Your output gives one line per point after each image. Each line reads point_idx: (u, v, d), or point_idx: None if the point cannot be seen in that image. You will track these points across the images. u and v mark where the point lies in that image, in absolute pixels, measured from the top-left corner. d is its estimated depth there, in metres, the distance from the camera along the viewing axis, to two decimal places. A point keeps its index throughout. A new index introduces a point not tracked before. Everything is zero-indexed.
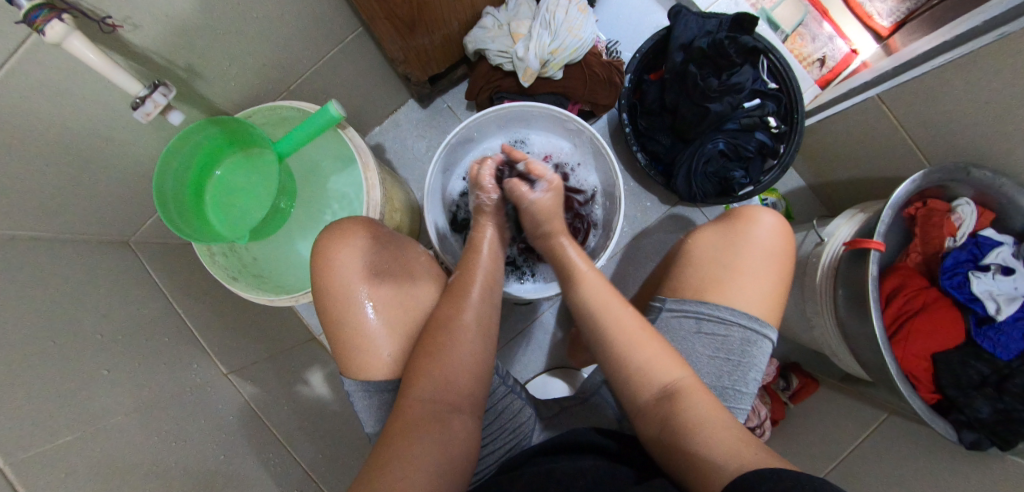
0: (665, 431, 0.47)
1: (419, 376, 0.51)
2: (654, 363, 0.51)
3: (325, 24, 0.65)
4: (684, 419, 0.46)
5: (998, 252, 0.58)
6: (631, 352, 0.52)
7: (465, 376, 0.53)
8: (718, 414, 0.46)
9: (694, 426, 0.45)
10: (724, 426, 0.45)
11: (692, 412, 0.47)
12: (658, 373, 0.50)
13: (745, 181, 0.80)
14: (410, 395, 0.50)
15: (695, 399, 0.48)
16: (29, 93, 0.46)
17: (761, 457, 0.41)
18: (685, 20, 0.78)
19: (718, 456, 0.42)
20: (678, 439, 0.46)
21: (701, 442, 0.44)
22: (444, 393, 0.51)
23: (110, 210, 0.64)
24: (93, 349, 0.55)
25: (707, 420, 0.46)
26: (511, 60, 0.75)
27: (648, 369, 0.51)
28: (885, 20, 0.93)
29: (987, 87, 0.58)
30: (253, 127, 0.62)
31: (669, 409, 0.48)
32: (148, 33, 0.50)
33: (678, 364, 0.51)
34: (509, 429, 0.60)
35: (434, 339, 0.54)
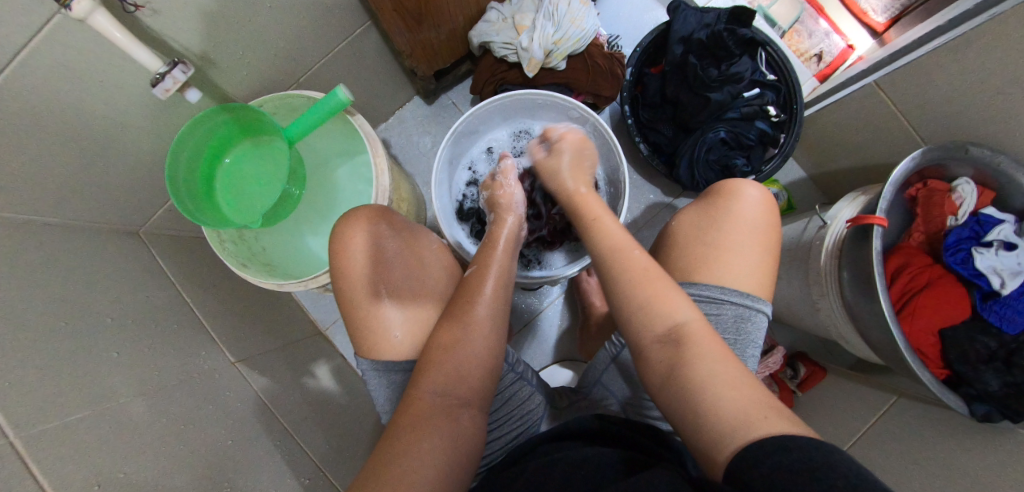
0: (670, 375, 0.45)
1: (429, 368, 0.50)
2: (661, 301, 0.49)
3: (336, 16, 0.67)
4: (690, 364, 0.44)
5: (999, 230, 0.59)
6: (642, 288, 0.50)
7: (476, 370, 0.51)
8: (729, 368, 0.44)
9: (701, 379, 0.43)
10: (733, 382, 0.43)
11: (701, 362, 0.44)
12: (665, 314, 0.48)
13: (746, 170, 0.82)
14: (419, 386, 0.49)
15: (703, 348, 0.45)
16: (50, 73, 0.47)
17: (773, 422, 0.38)
18: (684, 14, 0.80)
19: (730, 417, 0.40)
20: (682, 388, 0.44)
21: (707, 396, 0.42)
22: (453, 386, 0.49)
23: (122, 199, 0.65)
24: (104, 332, 0.55)
25: (714, 370, 0.44)
26: (515, 52, 0.77)
27: (655, 308, 0.49)
28: (880, 16, 0.94)
29: (982, 67, 0.59)
30: (264, 113, 0.63)
31: (675, 353, 0.46)
32: (167, 18, 0.51)
33: (687, 308, 0.48)
34: (517, 415, 0.59)
35: (446, 332, 0.52)
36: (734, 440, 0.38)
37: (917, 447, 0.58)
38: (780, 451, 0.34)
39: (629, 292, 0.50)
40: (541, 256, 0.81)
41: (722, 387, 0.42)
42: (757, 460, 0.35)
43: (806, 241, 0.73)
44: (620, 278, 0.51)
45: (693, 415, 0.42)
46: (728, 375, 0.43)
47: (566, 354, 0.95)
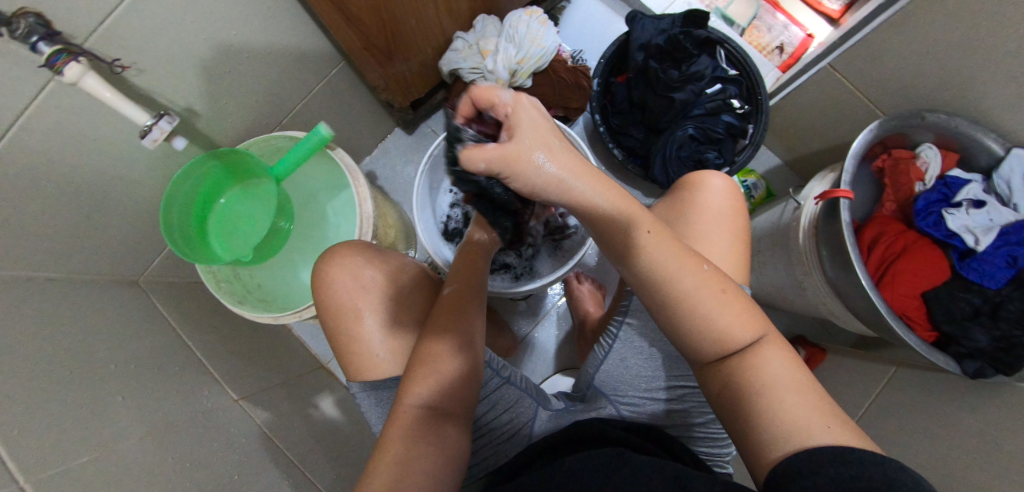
0: (733, 396, 0.42)
1: (409, 381, 0.50)
2: (736, 322, 0.43)
3: (312, 60, 0.72)
4: (758, 385, 0.41)
5: (967, 190, 0.60)
6: (708, 310, 0.44)
7: (453, 381, 0.51)
8: (797, 377, 0.41)
9: (763, 394, 0.41)
10: (801, 391, 0.40)
11: (761, 376, 0.41)
12: (736, 333, 0.43)
13: (719, 162, 0.84)
14: (402, 402, 0.49)
15: (771, 358, 0.43)
16: (46, 136, 0.51)
17: (837, 435, 0.37)
18: (641, 23, 0.83)
19: (789, 425, 0.38)
20: (745, 407, 0.41)
21: (770, 410, 0.40)
22: (438, 399, 0.50)
23: (118, 250, 0.68)
24: (108, 377, 0.57)
25: (785, 384, 0.41)
26: (482, 75, 0.81)
27: (724, 329, 0.43)
28: (834, 3, 0.97)
29: (923, 39, 0.62)
30: (249, 154, 0.67)
31: (743, 375, 0.42)
32: (153, 76, 0.56)
33: (756, 325, 0.44)
34: (505, 419, 0.59)
35: (423, 346, 0.52)
36: (792, 449, 0.37)
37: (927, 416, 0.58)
38: (822, 461, 0.35)
39: (704, 314, 0.44)
40: (531, 265, 0.83)
41: (784, 392, 0.40)
42: (799, 473, 0.35)
43: (785, 224, 0.74)
44: (689, 299, 0.44)
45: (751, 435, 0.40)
46: (793, 378, 0.41)
47: (567, 364, 0.95)
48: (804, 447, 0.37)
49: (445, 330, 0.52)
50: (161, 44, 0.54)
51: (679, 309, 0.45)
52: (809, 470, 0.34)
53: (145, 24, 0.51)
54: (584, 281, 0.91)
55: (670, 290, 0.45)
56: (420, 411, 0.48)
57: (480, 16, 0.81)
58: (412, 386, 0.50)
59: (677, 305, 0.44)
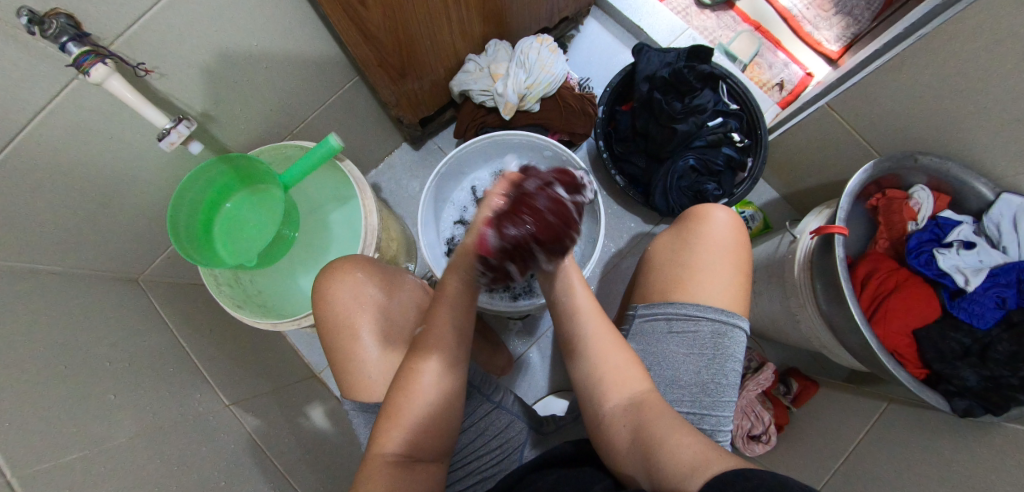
0: (637, 445, 0.45)
1: (388, 419, 0.48)
2: (623, 374, 0.50)
3: (327, 74, 0.74)
4: (652, 425, 0.45)
5: (958, 231, 0.62)
6: (603, 360, 0.51)
7: (425, 425, 0.49)
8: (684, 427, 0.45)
9: (659, 436, 0.44)
10: (687, 435, 0.43)
11: (654, 424, 0.45)
12: (629, 385, 0.50)
13: (718, 193, 0.86)
14: (377, 441, 0.48)
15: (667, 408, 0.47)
16: (64, 132, 0.53)
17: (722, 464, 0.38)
18: (648, 55, 0.86)
19: (681, 465, 0.40)
20: (646, 444, 0.44)
21: (668, 452, 0.42)
22: (413, 441, 0.48)
23: (121, 247, 0.68)
24: (102, 373, 0.57)
25: (675, 429, 0.44)
26: (492, 98, 0.84)
27: (614, 379, 0.50)
28: (833, 45, 1.04)
29: (916, 84, 0.64)
30: (260, 162, 0.69)
31: (639, 418, 0.47)
32: (173, 80, 0.58)
33: (643, 378, 0.51)
34: (495, 446, 0.59)
35: (402, 379, 0.50)
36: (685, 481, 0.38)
37: (918, 455, 0.58)
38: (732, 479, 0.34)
39: (599, 365, 0.52)
40: (530, 285, 0.83)
41: (671, 427, 0.44)
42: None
43: (781, 256, 0.76)
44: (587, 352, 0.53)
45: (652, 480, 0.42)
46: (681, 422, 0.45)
47: (561, 386, 0.95)
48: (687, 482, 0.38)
49: (422, 372, 0.49)
50: (183, 51, 0.56)
51: (585, 359, 0.52)
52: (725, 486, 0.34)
53: (170, 31, 0.53)
54: None
55: (578, 345, 0.53)
56: (392, 456, 0.47)
57: (492, 40, 0.84)
58: (385, 430, 0.48)
59: (583, 361, 0.53)
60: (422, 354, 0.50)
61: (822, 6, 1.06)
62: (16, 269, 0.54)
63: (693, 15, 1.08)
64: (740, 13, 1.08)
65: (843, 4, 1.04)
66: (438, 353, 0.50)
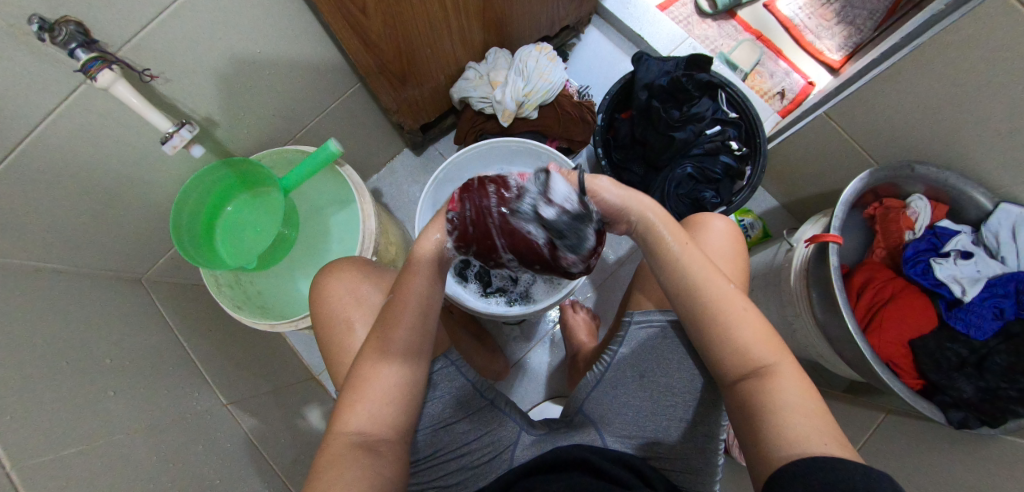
0: (753, 412, 0.46)
1: (350, 404, 0.49)
2: (754, 341, 0.48)
3: (330, 80, 0.76)
4: (770, 400, 0.45)
5: (956, 240, 0.62)
6: (730, 329, 0.49)
7: (387, 405, 0.50)
8: (812, 403, 0.45)
9: (786, 405, 0.44)
10: (817, 410, 0.44)
11: (783, 390, 0.45)
12: (758, 353, 0.48)
13: (717, 201, 0.85)
14: (339, 425, 0.49)
15: (798, 379, 0.46)
16: (72, 134, 0.54)
17: (829, 446, 0.41)
18: (647, 63, 0.87)
19: (802, 438, 0.41)
20: (758, 420, 0.45)
21: (779, 426, 0.43)
22: (375, 420, 0.49)
23: (124, 248, 0.70)
24: (102, 370, 0.58)
25: (795, 407, 0.44)
26: (491, 105, 0.86)
27: (750, 347, 0.48)
28: (834, 54, 1.05)
29: (913, 93, 0.65)
30: (262, 165, 0.70)
31: (758, 390, 0.46)
32: (179, 86, 0.60)
33: (772, 348, 0.48)
34: (486, 441, 0.59)
35: (364, 360, 0.51)
36: (795, 451, 0.41)
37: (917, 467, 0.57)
38: (811, 467, 0.38)
39: (736, 331, 0.49)
40: (527, 291, 0.83)
41: (802, 397, 0.45)
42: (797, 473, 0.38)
43: (777, 265, 0.76)
44: (727, 315, 0.50)
45: (763, 446, 0.43)
46: (811, 395, 0.45)
47: (558, 392, 0.95)
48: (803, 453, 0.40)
49: (381, 367, 0.50)
50: (189, 58, 0.58)
51: (708, 323, 0.50)
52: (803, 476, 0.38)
53: (175, 38, 0.55)
54: (580, 310, 0.92)
55: (710, 308, 0.50)
56: (352, 438, 0.48)
57: (492, 49, 0.85)
58: (347, 412, 0.49)
59: (708, 328, 0.50)
60: (379, 354, 0.50)
61: (824, 16, 1.06)
62: (22, 265, 0.55)
63: (695, 24, 1.08)
64: (741, 22, 1.09)
65: (845, 14, 1.05)
66: (391, 355, 0.51)
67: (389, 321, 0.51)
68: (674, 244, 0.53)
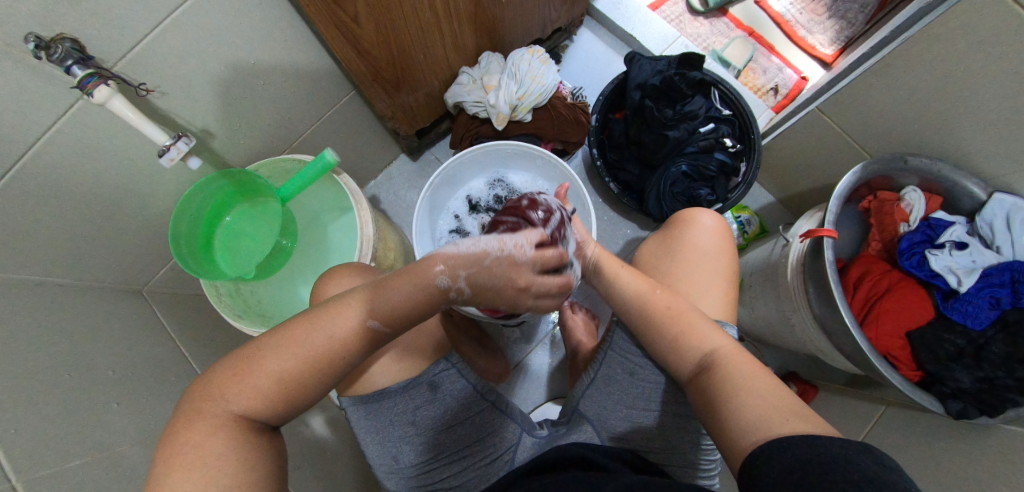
0: (707, 403, 0.48)
1: (246, 371, 0.43)
2: (690, 337, 0.52)
3: (325, 89, 0.77)
4: (722, 385, 0.47)
5: (950, 231, 0.62)
6: (668, 328, 0.54)
7: (284, 388, 0.43)
8: (762, 381, 0.46)
9: (734, 387, 0.47)
10: (769, 387, 0.46)
11: (729, 374, 0.48)
12: (698, 345, 0.52)
13: (711, 198, 0.86)
14: (223, 390, 0.42)
15: (743, 361, 0.49)
16: (70, 150, 0.55)
17: (787, 421, 0.41)
18: (639, 63, 0.87)
19: (754, 417, 0.43)
20: (716, 405, 0.47)
21: (735, 406, 0.45)
22: (263, 402, 0.43)
23: (126, 260, 0.71)
24: (105, 382, 0.58)
25: (744, 386, 0.46)
26: (485, 109, 0.86)
27: (687, 341, 0.52)
28: (827, 49, 1.05)
29: (904, 86, 0.65)
30: (258, 176, 0.71)
31: (709, 378, 0.49)
32: (174, 99, 0.60)
33: (714, 335, 0.52)
34: (488, 444, 0.60)
35: (291, 328, 0.45)
36: (763, 434, 0.41)
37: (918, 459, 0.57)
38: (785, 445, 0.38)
39: (676, 333, 0.53)
40: None
41: (748, 378, 0.47)
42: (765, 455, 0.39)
43: (774, 260, 0.76)
44: (667, 320, 0.55)
45: (724, 431, 0.45)
46: (760, 371, 0.48)
47: (559, 393, 0.95)
48: (760, 431, 0.42)
49: (286, 358, 0.43)
50: (183, 72, 0.58)
51: (648, 331, 0.56)
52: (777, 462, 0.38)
53: (170, 52, 0.55)
54: (578, 311, 0.93)
55: (647, 318, 0.56)
56: (227, 419, 0.42)
57: (484, 53, 0.86)
58: (235, 383, 0.42)
59: (652, 335, 0.55)
60: (293, 342, 0.44)
61: (815, 11, 1.07)
62: (24, 280, 0.56)
63: (687, 22, 1.09)
64: (733, 19, 1.09)
65: (836, 8, 1.06)
66: (301, 350, 0.44)
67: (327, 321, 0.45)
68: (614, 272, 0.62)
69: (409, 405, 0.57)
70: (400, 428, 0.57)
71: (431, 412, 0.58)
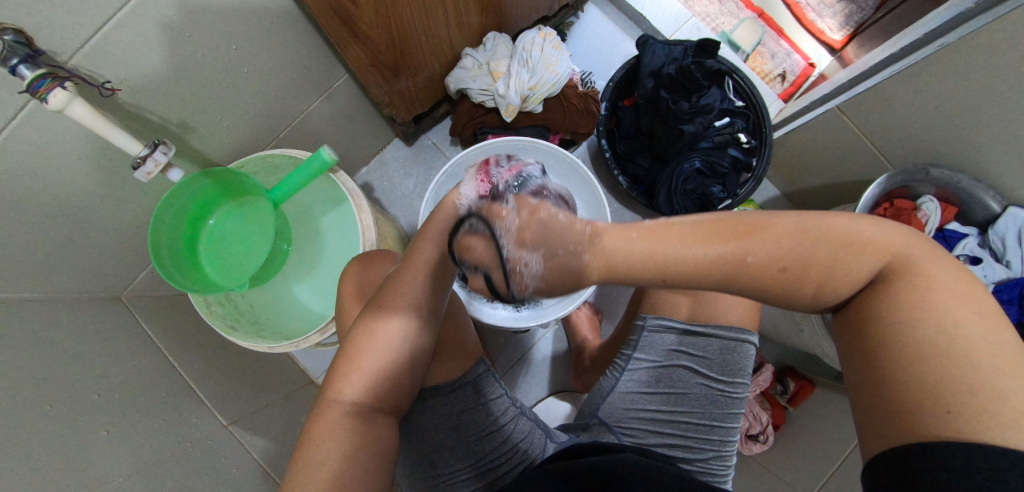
0: (890, 354, 0.36)
1: (342, 373, 0.47)
2: (847, 265, 0.36)
3: (316, 73, 0.69)
4: (927, 341, 0.34)
5: (964, 244, 0.66)
6: (822, 266, 0.36)
7: (385, 377, 0.48)
8: (975, 310, 0.34)
9: (915, 341, 0.34)
10: (979, 317, 0.34)
11: (904, 323, 0.35)
12: (866, 268, 0.37)
13: (723, 195, 0.84)
14: (332, 394, 0.46)
15: (937, 282, 0.35)
16: (25, 158, 0.47)
17: (1006, 403, 0.31)
18: (652, 48, 0.82)
19: (967, 382, 0.32)
20: (904, 368, 0.35)
21: (946, 373, 0.33)
22: (370, 391, 0.47)
23: (101, 267, 0.64)
24: (95, 411, 0.53)
25: (956, 333, 0.34)
26: (492, 98, 0.80)
27: (847, 274, 0.37)
28: (836, 34, 1.01)
29: (929, 93, 0.63)
30: (246, 174, 0.64)
31: (897, 333, 0.35)
32: (144, 93, 0.52)
33: (879, 248, 0.37)
34: (520, 448, 0.59)
35: (361, 328, 0.49)
36: (945, 435, 0.32)
37: None
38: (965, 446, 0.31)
39: (822, 288, 0.37)
40: None
41: (956, 314, 0.34)
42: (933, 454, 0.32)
43: None
44: (802, 280, 0.37)
45: (892, 399, 0.35)
46: (960, 287, 0.35)
47: (562, 386, 0.95)
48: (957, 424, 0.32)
49: (375, 339, 0.48)
50: (154, 61, 0.50)
51: (782, 279, 0.37)
52: (936, 459, 0.31)
53: (136, 41, 0.47)
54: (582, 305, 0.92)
55: (767, 269, 0.36)
56: (344, 407, 0.45)
57: (490, 33, 0.79)
58: (339, 379, 0.47)
59: (790, 275, 0.37)
60: (371, 336, 0.48)
61: None
62: (6, 299, 0.50)
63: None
64: None
65: None
66: (384, 342, 0.48)
67: (390, 298, 0.49)
68: (687, 228, 0.37)
69: (451, 408, 0.58)
70: (442, 434, 0.57)
71: (472, 419, 0.58)
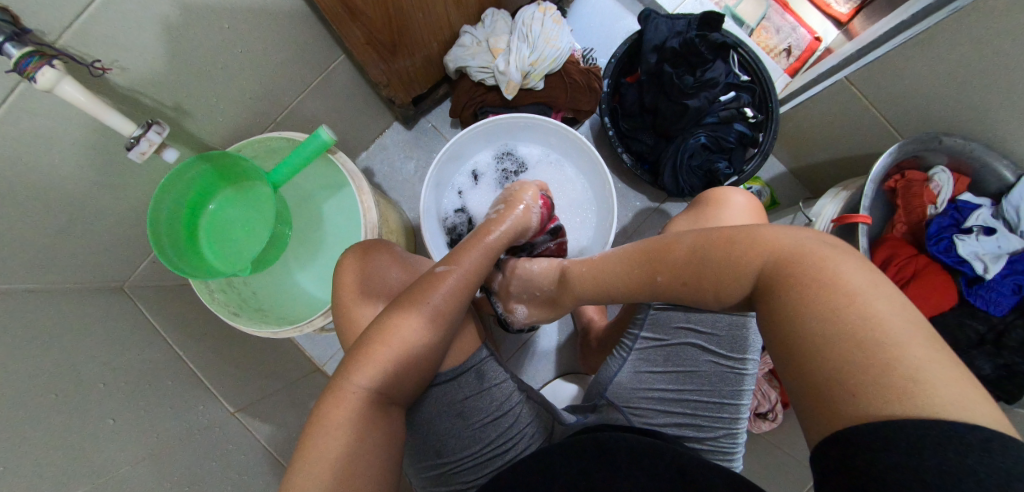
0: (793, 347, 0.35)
1: (359, 359, 0.45)
2: (734, 271, 0.42)
3: (313, 53, 0.67)
4: (822, 333, 0.33)
5: (978, 215, 0.64)
6: (717, 271, 0.44)
7: (406, 367, 0.47)
8: (897, 310, 0.32)
9: (811, 335, 0.34)
10: (903, 313, 0.32)
11: (804, 316, 0.35)
12: (755, 270, 0.41)
13: (728, 172, 0.83)
14: (347, 379, 0.45)
15: (834, 274, 0.35)
16: (19, 144, 0.46)
17: (951, 392, 0.28)
18: (655, 23, 0.80)
19: (879, 367, 0.30)
20: (817, 361, 0.33)
21: (857, 363, 0.31)
22: (388, 380, 0.46)
23: (102, 256, 0.63)
24: (102, 399, 0.53)
25: (861, 324, 0.32)
26: (492, 75, 0.78)
27: (741, 276, 0.42)
28: (842, 6, 0.98)
29: (942, 60, 0.62)
30: (245, 158, 0.63)
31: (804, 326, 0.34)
32: (138, 74, 0.51)
33: (773, 250, 0.40)
34: (528, 432, 0.59)
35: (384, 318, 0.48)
36: (891, 414, 0.28)
37: None
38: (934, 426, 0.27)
39: (719, 293, 0.44)
40: None
41: (880, 304, 0.32)
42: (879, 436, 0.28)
43: None
44: (700, 290, 0.46)
45: (816, 386, 0.32)
46: (870, 282, 0.34)
47: (568, 369, 0.95)
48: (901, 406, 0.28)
49: (401, 330, 0.48)
50: (147, 41, 0.49)
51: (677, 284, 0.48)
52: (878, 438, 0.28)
53: (127, 20, 0.45)
54: None
55: (665, 277, 0.49)
56: (359, 394, 0.44)
57: (489, 10, 0.77)
58: (354, 365, 0.45)
59: (683, 282, 0.47)
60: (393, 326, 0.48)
61: None
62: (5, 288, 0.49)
63: None
64: None
65: None
66: (404, 335, 0.47)
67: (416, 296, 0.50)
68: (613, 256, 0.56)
69: (459, 392, 0.58)
70: (449, 418, 0.57)
71: (480, 402, 0.58)
